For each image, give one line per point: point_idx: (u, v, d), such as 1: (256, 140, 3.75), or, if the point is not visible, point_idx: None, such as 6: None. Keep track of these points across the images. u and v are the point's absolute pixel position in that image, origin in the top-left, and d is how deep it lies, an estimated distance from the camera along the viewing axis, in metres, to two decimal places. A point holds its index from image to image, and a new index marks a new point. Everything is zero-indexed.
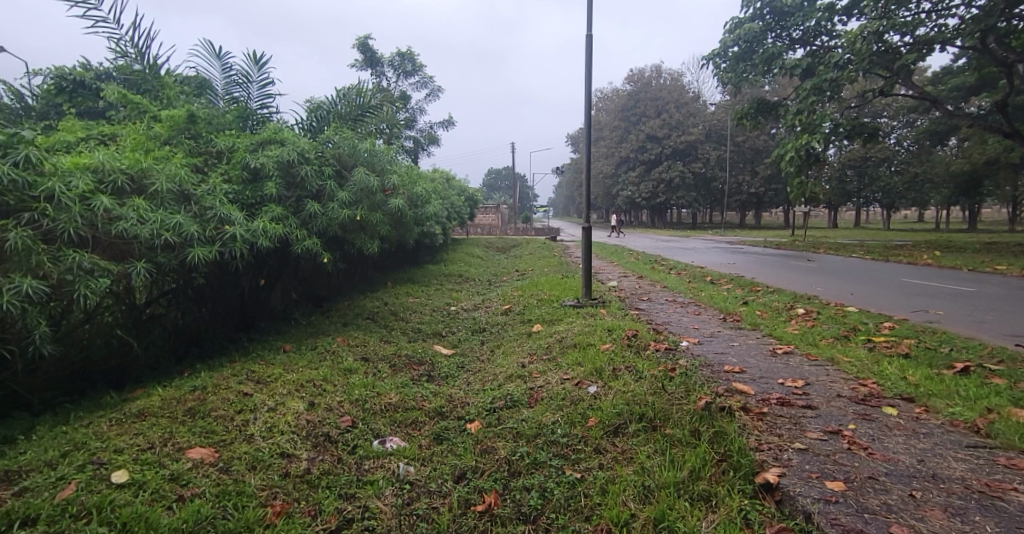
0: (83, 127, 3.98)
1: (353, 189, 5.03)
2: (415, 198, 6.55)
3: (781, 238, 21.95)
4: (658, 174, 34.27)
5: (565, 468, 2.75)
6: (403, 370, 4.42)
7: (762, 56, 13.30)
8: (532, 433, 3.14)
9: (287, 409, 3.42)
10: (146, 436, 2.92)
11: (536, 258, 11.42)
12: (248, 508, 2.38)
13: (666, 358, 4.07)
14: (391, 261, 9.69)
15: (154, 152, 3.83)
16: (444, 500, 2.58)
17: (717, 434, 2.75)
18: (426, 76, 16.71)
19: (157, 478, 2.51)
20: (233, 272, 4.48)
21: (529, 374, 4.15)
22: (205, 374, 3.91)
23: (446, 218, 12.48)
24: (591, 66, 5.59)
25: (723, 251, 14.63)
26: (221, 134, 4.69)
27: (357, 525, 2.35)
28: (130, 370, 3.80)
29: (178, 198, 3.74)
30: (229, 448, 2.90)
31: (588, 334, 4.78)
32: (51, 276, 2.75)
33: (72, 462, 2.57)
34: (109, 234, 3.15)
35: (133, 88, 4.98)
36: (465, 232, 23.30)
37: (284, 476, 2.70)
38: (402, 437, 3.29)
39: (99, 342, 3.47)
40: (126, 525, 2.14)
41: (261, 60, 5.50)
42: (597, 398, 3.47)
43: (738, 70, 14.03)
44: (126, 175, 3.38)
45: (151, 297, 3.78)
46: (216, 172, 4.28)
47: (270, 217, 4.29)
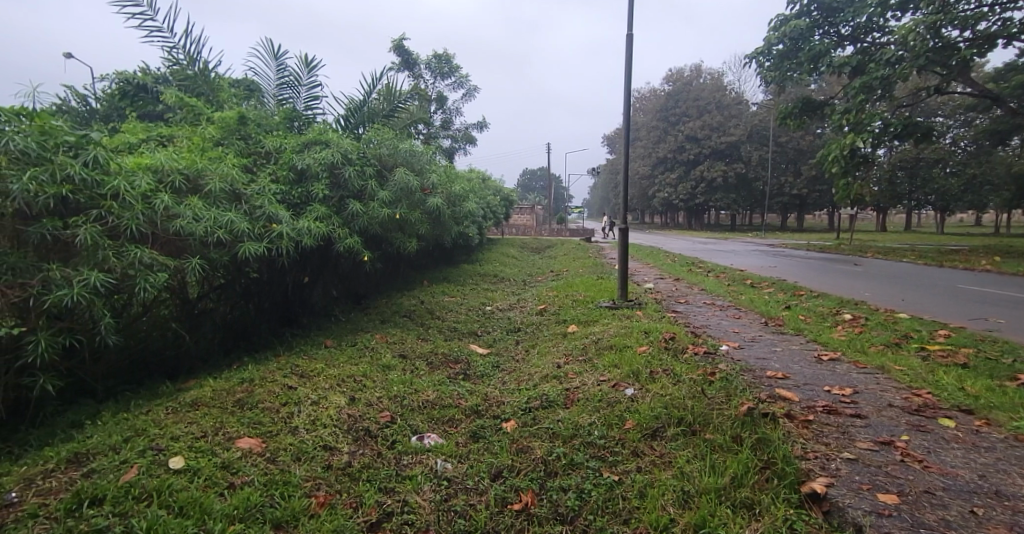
0: (143, 129, 4.17)
1: (393, 189, 5.14)
2: (453, 197, 6.63)
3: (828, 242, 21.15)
4: (694, 175, 33.66)
5: (603, 470, 2.75)
6: (439, 368, 4.49)
7: (808, 53, 12.89)
8: (568, 433, 3.14)
9: (329, 404, 3.52)
10: (200, 425, 3.05)
11: (572, 259, 11.40)
12: (294, 497, 2.48)
13: (706, 362, 4.00)
14: (428, 260, 9.82)
15: (209, 153, 4.00)
16: (481, 497, 2.62)
17: (761, 441, 2.71)
18: (463, 77, 16.81)
19: (210, 465, 2.62)
20: (279, 269, 4.63)
21: (564, 374, 4.16)
22: (252, 367, 4.06)
23: (482, 218, 12.56)
24: (631, 65, 5.51)
25: (750, 251, 15.47)
26: (270, 135, 4.83)
27: (396, 519, 2.42)
28: (184, 361, 3.97)
29: (230, 197, 3.88)
30: (276, 439, 3.01)
31: (625, 335, 4.75)
32: (115, 270, 2.91)
33: (134, 447, 2.71)
34: (166, 231, 3.29)
35: (191, 92, 5.20)
36: (502, 232, 23.49)
37: (327, 468, 2.78)
38: (440, 434, 3.34)
39: (156, 333, 3.64)
40: (183, 509, 2.26)
41: (313, 63, 5.64)
42: (634, 400, 3.45)
43: (783, 68, 13.65)
44: (183, 175, 3.55)
45: (203, 292, 3.94)
46: (264, 172, 4.42)
47: (315, 217, 4.42)
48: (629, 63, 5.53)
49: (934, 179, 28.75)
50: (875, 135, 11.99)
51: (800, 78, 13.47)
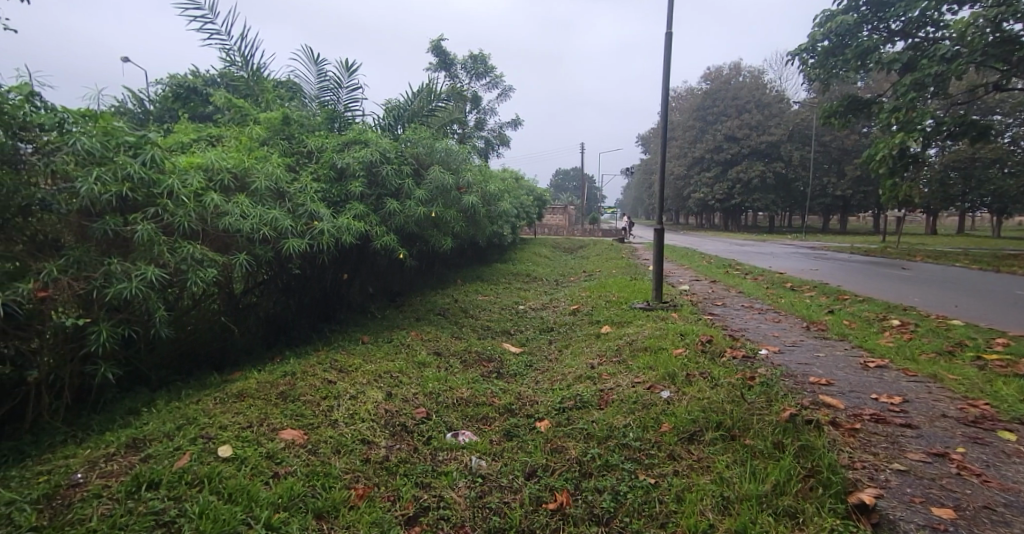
0: (195, 130, 4.31)
1: (429, 187, 5.22)
2: (487, 196, 6.68)
3: (874, 246, 20.36)
4: (730, 176, 32.96)
5: (639, 472, 2.73)
6: (474, 366, 4.53)
7: (856, 50, 12.46)
8: (603, 434, 3.13)
9: (367, 399, 3.59)
10: (246, 416, 3.15)
11: (604, 260, 11.33)
12: (335, 489, 2.54)
13: (745, 366, 3.92)
14: (461, 259, 9.90)
15: (255, 153, 4.13)
16: (516, 495, 2.64)
17: (804, 448, 2.64)
18: (497, 77, 16.85)
19: (256, 454, 2.71)
20: (319, 266, 4.75)
21: (598, 375, 4.15)
22: (294, 360, 4.18)
23: (515, 217, 12.60)
24: (671, 64, 5.44)
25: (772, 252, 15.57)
26: (312, 135, 4.95)
27: (433, 514, 2.46)
28: (230, 354, 4.12)
29: (275, 195, 4.00)
30: (317, 431, 3.09)
31: (661, 337, 4.70)
32: (169, 265, 3.03)
33: (185, 434, 2.82)
34: (215, 228, 3.41)
35: (238, 94, 5.37)
36: (534, 233, 23.49)
37: (365, 461, 2.84)
38: (474, 431, 3.38)
39: (205, 326, 3.78)
40: (232, 496, 2.35)
41: (352, 67, 5.76)
42: (670, 403, 3.41)
43: (828, 66, 13.25)
44: (231, 174, 3.68)
45: (248, 287, 4.06)
46: (307, 171, 4.52)
47: (354, 215, 4.51)
48: (668, 62, 5.47)
49: (990, 180, 27.31)
50: (925, 135, 11.50)
51: (846, 76, 13.04)
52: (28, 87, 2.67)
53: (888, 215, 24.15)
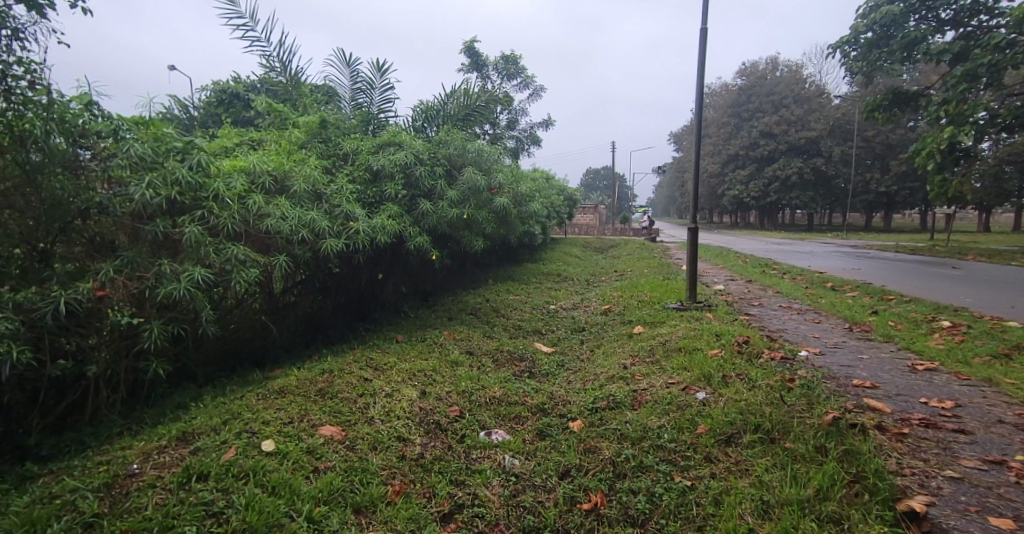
0: (237, 134, 4.46)
1: (462, 188, 5.27)
2: (518, 196, 6.69)
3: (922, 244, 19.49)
4: (767, 175, 32.14)
5: (675, 474, 2.70)
6: (506, 365, 4.55)
7: (902, 42, 12.00)
8: (637, 435, 3.10)
9: (402, 396, 3.65)
10: (287, 412, 3.25)
11: (635, 259, 11.21)
12: (372, 484, 2.59)
13: (784, 367, 3.82)
14: (492, 259, 9.94)
15: (294, 156, 4.25)
16: (550, 495, 2.64)
17: (849, 452, 2.56)
18: (528, 77, 16.84)
19: (297, 449, 2.79)
20: (355, 266, 4.84)
21: (631, 375, 4.10)
22: (331, 359, 4.28)
23: (546, 217, 12.58)
24: (706, 59, 5.35)
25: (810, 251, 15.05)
26: (348, 137, 5.05)
27: (468, 511, 2.49)
28: (270, 351, 4.24)
29: (313, 197, 4.10)
30: (354, 428, 3.16)
31: (695, 337, 4.62)
32: (214, 265, 3.14)
33: (231, 429, 2.93)
34: (258, 229, 3.52)
35: (278, 98, 5.52)
36: (565, 232, 23.41)
37: (401, 458, 2.89)
38: (507, 430, 3.39)
39: (247, 325, 3.91)
40: (275, 489, 2.42)
41: (385, 67, 5.84)
42: (706, 404, 3.36)
43: (871, 59, 12.79)
44: (271, 176, 3.79)
45: (287, 287, 4.18)
46: (343, 173, 4.61)
47: (388, 215, 4.58)
48: (703, 57, 5.37)
49: None
50: (979, 128, 10.97)
51: (892, 68, 12.56)
52: (88, 97, 2.78)
53: (943, 210, 20.77)
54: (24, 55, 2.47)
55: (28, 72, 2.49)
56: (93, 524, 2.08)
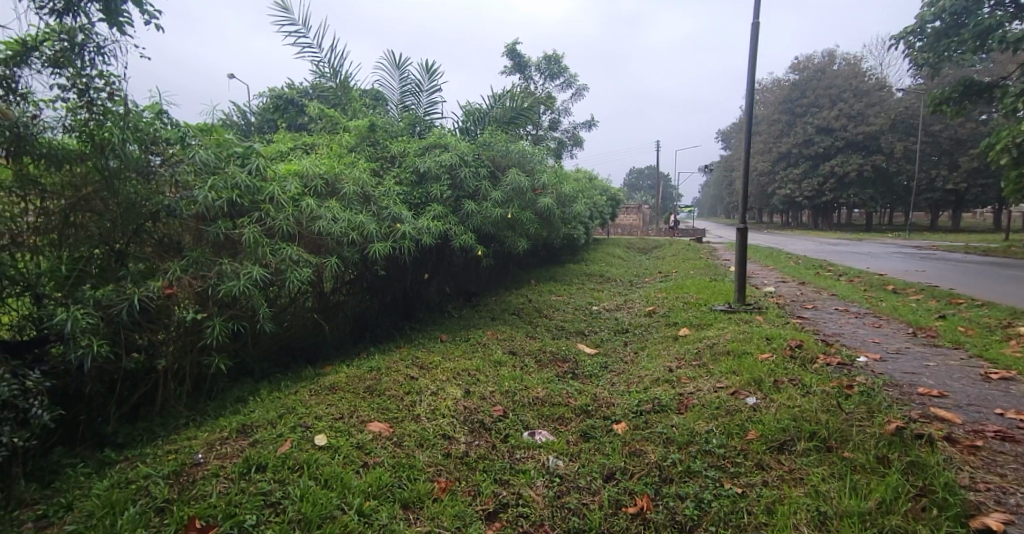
0: (291, 139, 4.62)
1: (506, 189, 5.30)
2: (562, 197, 6.66)
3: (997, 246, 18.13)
4: (823, 171, 30.77)
5: (724, 481, 2.63)
6: (549, 366, 4.55)
7: (973, 30, 11.25)
8: (684, 440, 3.03)
9: (447, 395, 3.71)
10: (338, 407, 3.35)
11: (680, 260, 10.97)
12: (419, 481, 2.64)
13: (841, 374, 3.65)
14: (534, 260, 9.94)
15: (344, 159, 4.38)
16: (594, 497, 2.62)
17: (915, 464, 2.44)
18: (571, 76, 16.74)
19: (348, 444, 2.88)
20: (401, 266, 4.94)
21: (677, 379, 4.02)
22: (378, 357, 4.38)
23: (588, 218, 12.47)
24: (757, 52, 5.18)
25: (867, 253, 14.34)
26: (395, 140, 5.16)
27: (512, 511, 2.50)
28: (321, 348, 4.39)
29: (362, 199, 4.20)
30: (401, 425, 3.22)
31: (745, 341, 4.47)
32: (271, 265, 3.27)
33: (287, 423, 3.05)
34: (310, 231, 3.64)
35: (328, 103, 5.68)
36: (607, 233, 23.17)
37: (446, 456, 2.93)
38: (551, 431, 3.38)
39: (300, 323, 4.05)
40: (328, 481, 2.51)
41: (433, 70, 5.94)
42: (757, 410, 3.25)
43: (939, 49, 12.06)
44: (323, 179, 3.91)
45: (337, 286, 4.30)
46: (390, 175, 4.72)
47: (433, 215, 4.66)
48: (754, 51, 5.21)
49: None
50: None
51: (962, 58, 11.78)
52: (159, 106, 2.95)
53: None
54: (105, 69, 2.64)
55: (108, 84, 2.65)
56: (165, 508, 2.21)
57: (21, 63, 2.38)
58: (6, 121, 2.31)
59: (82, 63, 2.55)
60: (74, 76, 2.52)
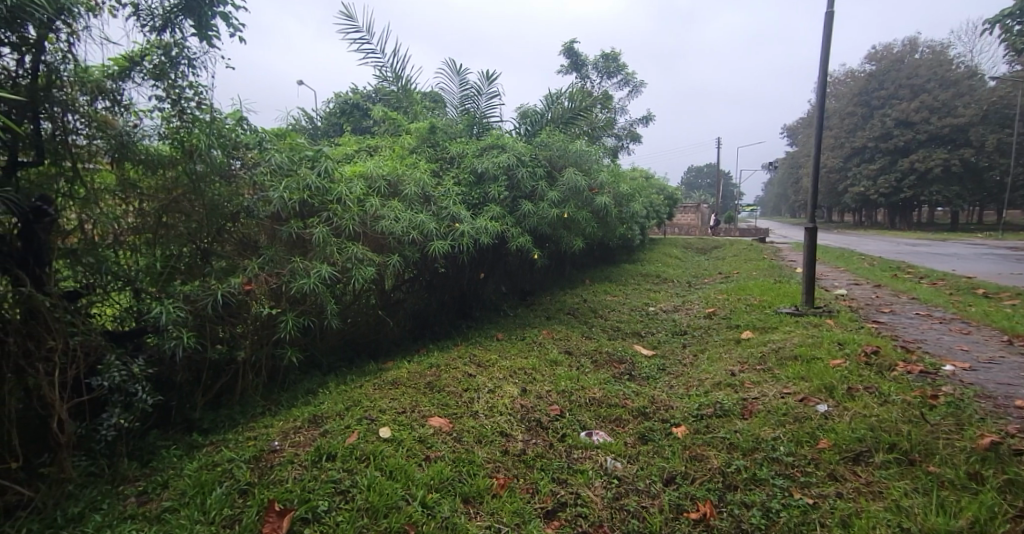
0: (357, 141, 4.80)
1: (562, 188, 5.29)
2: (618, 196, 6.57)
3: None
4: (902, 167, 28.81)
5: (793, 490, 2.52)
6: (605, 367, 4.50)
7: None
8: (748, 446, 2.93)
9: (504, 393, 3.74)
10: (400, 402, 3.45)
11: (741, 261, 10.57)
12: (478, 476, 2.68)
13: (924, 383, 3.42)
14: (589, 259, 9.85)
15: (406, 160, 4.50)
16: (654, 501, 2.58)
17: (1013, 483, 2.26)
18: (629, 73, 16.45)
19: (410, 437, 2.96)
20: (458, 265, 5.02)
21: (740, 383, 3.88)
22: (436, 354, 4.48)
23: (644, 218, 12.23)
24: (831, 43, 4.92)
25: None
26: (454, 141, 5.25)
27: (571, 510, 2.50)
28: (383, 344, 4.53)
29: (423, 199, 4.30)
30: (460, 421, 3.28)
31: (813, 346, 4.26)
32: (338, 263, 3.41)
33: (353, 414, 3.17)
34: (374, 230, 3.76)
35: (391, 107, 5.86)
36: (664, 233, 22.64)
37: (504, 453, 2.96)
38: (608, 432, 3.34)
39: (364, 319, 4.20)
40: (393, 472, 2.59)
41: (493, 75, 5.99)
42: (829, 418, 3.09)
43: None
44: (386, 180, 4.04)
45: (398, 284, 4.43)
46: (449, 176, 4.81)
47: (491, 215, 4.71)
48: (828, 42, 4.95)
49: None
50: None
51: None
52: (241, 113, 3.14)
53: None
54: (194, 80, 2.84)
55: (196, 94, 2.85)
56: (247, 491, 2.36)
57: (126, 77, 2.57)
58: (112, 131, 2.51)
59: (175, 75, 2.76)
60: (168, 88, 2.73)
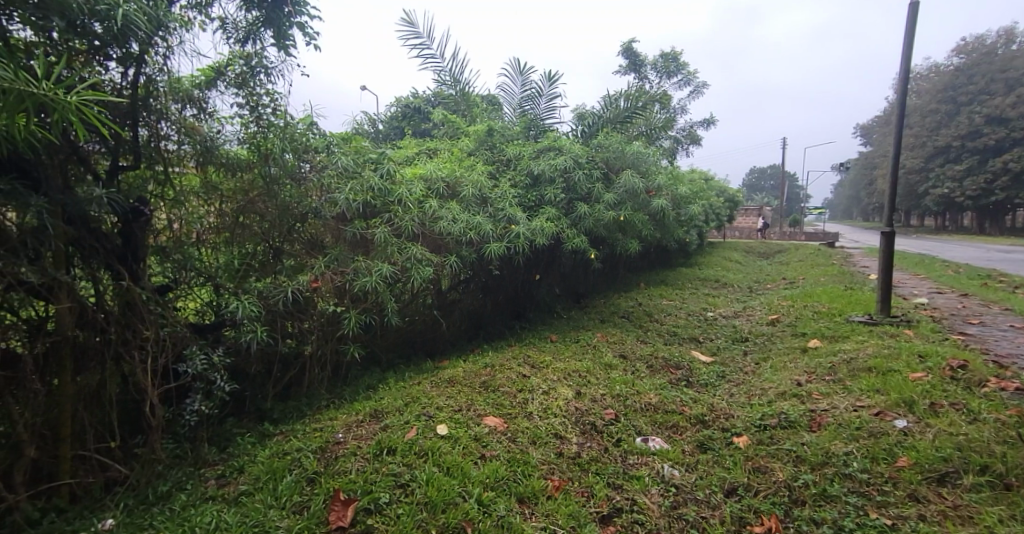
0: (417, 144, 4.92)
1: (619, 190, 5.22)
2: (676, 197, 6.41)
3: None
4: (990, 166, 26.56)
5: (869, 509, 2.37)
6: (661, 372, 4.39)
7: None
8: (818, 460, 2.78)
9: (558, 395, 3.72)
10: (457, 400, 3.51)
11: (807, 267, 10.06)
12: (534, 477, 2.68)
13: (1021, 401, 3.13)
14: (644, 262, 9.66)
15: (464, 162, 4.58)
16: (714, 512, 2.50)
17: None
18: (690, 73, 16.04)
19: (467, 436, 3.00)
20: (512, 266, 5.05)
21: (808, 393, 3.69)
22: (491, 354, 4.51)
23: (703, 221, 11.86)
24: (914, 34, 4.61)
25: None
26: (511, 143, 5.28)
27: (627, 517, 2.45)
28: (438, 343, 4.62)
29: (480, 201, 4.35)
30: (514, 421, 3.29)
31: (890, 357, 3.99)
32: (398, 262, 3.50)
33: (411, 411, 3.24)
34: (432, 231, 3.83)
35: (449, 110, 5.97)
36: (723, 236, 21.87)
37: (559, 455, 2.95)
38: (665, 439, 3.26)
39: (421, 318, 4.30)
40: (450, 469, 2.63)
41: (553, 76, 5.99)
42: (909, 435, 2.88)
43: None
44: (444, 182, 4.11)
45: (454, 284, 4.50)
46: (506, 178, 4.84)
47: (546, 217, 4.71)
48: (911, 33, 4.63)
49: None
50: None
51: None
52: (311, 118, 3.29)
53: None
54: (271, 88, 2.99)
55: (272, 101, 3.01)
56: (314, 479, 2.46)
57: (211, 85, 2.74)
58: (198, 136, 2.68)
59: (255, 84, 2.92)
60: (248, 95, 2.89)
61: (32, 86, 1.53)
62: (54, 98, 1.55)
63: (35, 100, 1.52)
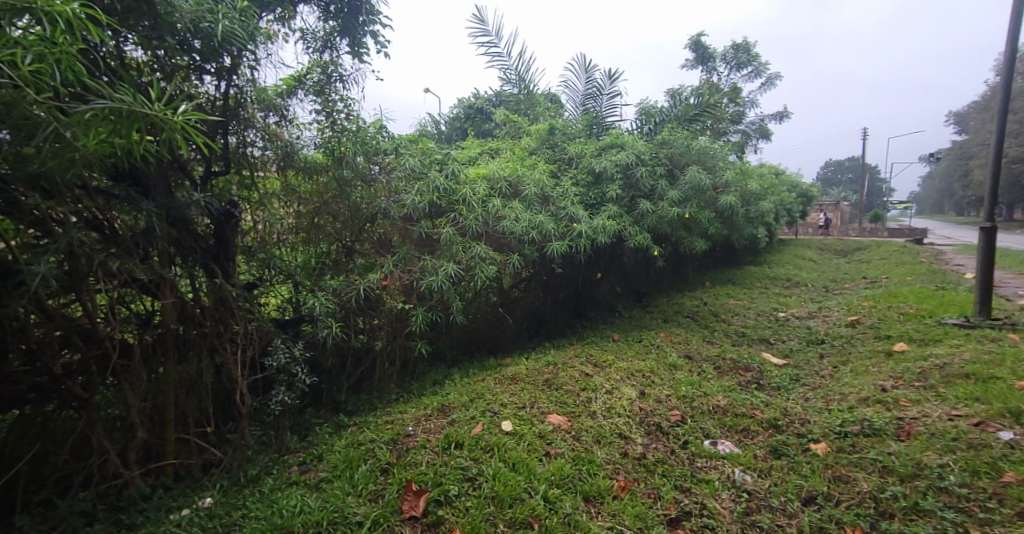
0: (480, 144, 4.99)
1: (684, 187, 5.08)
2: (744, 193, 6.16)
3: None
4: None
5: (969, 527, 2.19)
6: (729, 374, 4.23)
7: None
8: (908, 471, 2.58)
9: (622, 394, 3.67)
10: (520, 397, 3.53)
11: (890, 266, 9.37)
12: (599, 476, 2.66)
13: None
14: (709, 261, 9.32)
15: (527, 161, 4.60)
16: (791, 521, 2.38)
17: None
18: (761, 64, 15.34)
19: (531, 433, 3.01)
20: (573, 265, 5.02)
21: (894, 400, 3.44)
22: (552, 352, 4.51)
23: (773, 218, 11.30)
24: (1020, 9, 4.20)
25: None
26: (572, 141, 5.25)
27: (697, 521, 2.38)
28: (500, 340, 4.66)
29: (542, 200, 4.36)
30: (578, 420, 3.27)
31: (990, 363, 3.65)
32: (462, 261, 3.57)
33: (476, 407, 3.30)
34: (495, 230, 3.88)
35: (511, 108, 6.01)
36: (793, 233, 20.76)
37: (624, 455, 2.90)
38: (735, 443, 3.13)
39: (484, 315, 4.35)
40: (516, 465, 2.65)
41: (616, 74, 5.92)
42: (1017, 448, 2.63)
43: None
44: (507, 181, 4.15)
45: (516, 282, 4.53)
46: (567, 176, 4.81)
47: (608, 215, 4.65)
48: (1017, 8, 4.22)
49: None
50: None
51: None
52: (382, 122, 3.41)
53: None
54: (345, 94, 3.14)
55: (346, 106, 3.15)
56: (387, 469, 2.56)
57: (292, 94, 2.89)
58: (280, 142, 2.84)
59: (331, 90, 3.07)
60: (325, 102, 3.04)
61: (146, 107, 1.61)
62: (164, 118, 1.63)
63: (148, 119, 1.61)
